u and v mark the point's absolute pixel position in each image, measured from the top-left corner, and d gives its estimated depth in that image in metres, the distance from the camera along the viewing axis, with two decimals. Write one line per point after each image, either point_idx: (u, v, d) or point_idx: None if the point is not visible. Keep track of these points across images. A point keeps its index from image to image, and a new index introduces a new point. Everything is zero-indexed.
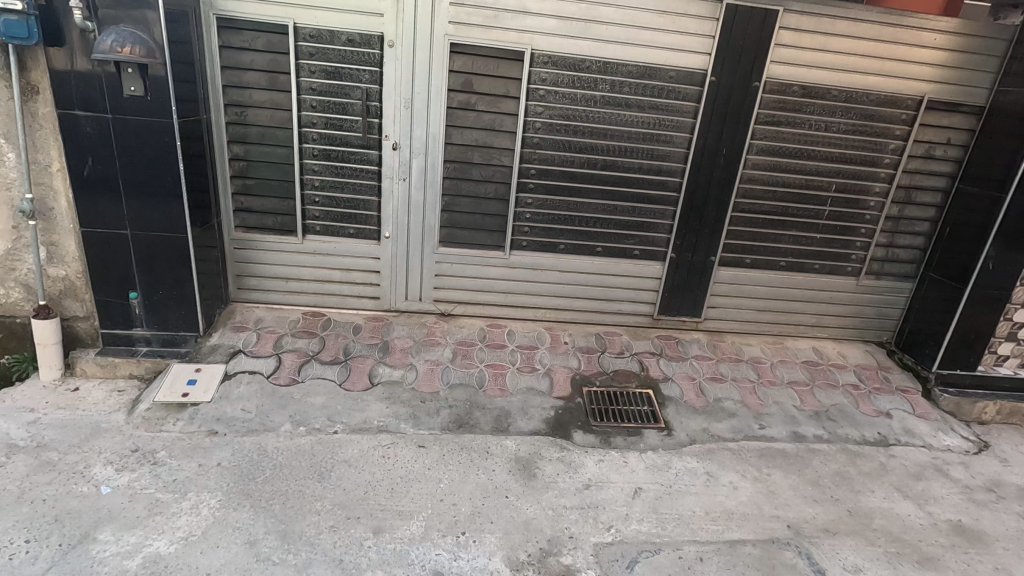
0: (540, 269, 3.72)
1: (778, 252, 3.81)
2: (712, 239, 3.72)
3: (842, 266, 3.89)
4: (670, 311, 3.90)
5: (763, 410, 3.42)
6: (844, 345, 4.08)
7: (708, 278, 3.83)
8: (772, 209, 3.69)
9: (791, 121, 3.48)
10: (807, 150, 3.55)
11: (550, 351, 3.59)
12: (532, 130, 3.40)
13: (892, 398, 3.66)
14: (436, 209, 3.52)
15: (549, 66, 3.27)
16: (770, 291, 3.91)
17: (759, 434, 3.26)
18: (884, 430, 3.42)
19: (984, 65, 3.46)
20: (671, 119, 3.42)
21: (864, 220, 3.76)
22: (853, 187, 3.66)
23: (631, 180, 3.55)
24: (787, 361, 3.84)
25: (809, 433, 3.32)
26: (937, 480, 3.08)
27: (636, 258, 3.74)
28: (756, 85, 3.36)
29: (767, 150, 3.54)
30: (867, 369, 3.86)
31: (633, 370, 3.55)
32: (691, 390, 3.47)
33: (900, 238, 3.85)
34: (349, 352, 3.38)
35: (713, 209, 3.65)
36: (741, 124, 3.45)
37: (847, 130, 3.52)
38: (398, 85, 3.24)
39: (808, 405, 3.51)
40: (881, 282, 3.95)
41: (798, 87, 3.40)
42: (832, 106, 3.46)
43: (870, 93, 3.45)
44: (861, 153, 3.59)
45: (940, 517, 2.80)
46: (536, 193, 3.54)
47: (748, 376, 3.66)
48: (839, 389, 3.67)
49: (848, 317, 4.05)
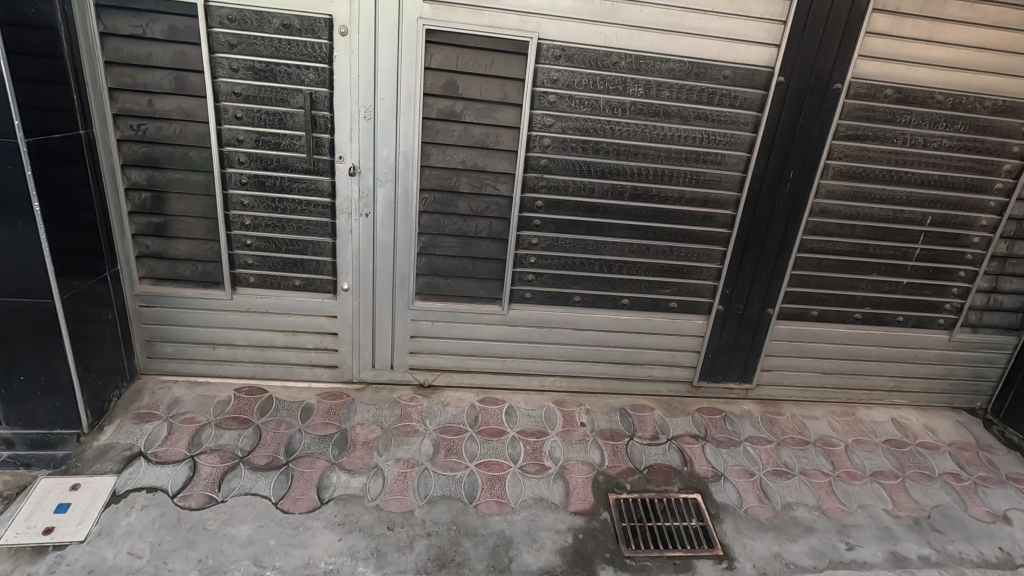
0: (548, 327, 2.88)
1: (855, 302, 2.96)
2: (770, 286, 2.87)
3: (933, 318, 3.05)
4: (713, 377, 3.07)
5: (848, 520, 2.55)
6: (928, 415, 3.25)
7: (762, 336, 2.99)
8: (850, 248, 2.83)
9: (881, 134, 2.63)
10: (898, 172, 2.70)
11: (563, 440, 2.74)
12: (538, 149, 2.53)
13: (1006, 492, 2.80)
14: (410, 253, 2.65)
15: (562, 61, 2.40)
16: (840, 350, 3.08)
17: (850, 559, 2.37)
18: (1007, 543, 2.54)
19: None
20: (724, 133, 2.56)
21: (963, 260, 2.92)
22: (953, 220, 2.82)
23: (668, 214, 2.69)
24: (865, 441, 3.00)
25: (912, 554, 2.44)
26: None
27: (672, 312, 2.90)
28: (837, 88, 2.51)
29: (846, 173, 2.69)
30: (964, 451, 3.02)
31: (673, 465, 2.70)
32: (751, 492, 2.61)
33: (1007, 282, 3.01)
34: (293, 449, 2.50)
35: (772, 250, 2.79)
36: (814, 140, 2.60)
37: (952, 147, 2.67)
38: (354, 87, 2.36)
39: (902, 508, 2.66)
40: (978, 336, 3.12)
41: (893, 89, 2.55)
42: (935, 116, 2.61)
43: (986, 97, 2.60)
44: (968, 176, 2.74)
45: None
46: (543, 231, 2.68)
47: (820, 467, 2.81)
48: (936, 482, 2.82)
49: (933, 379, 3.22)
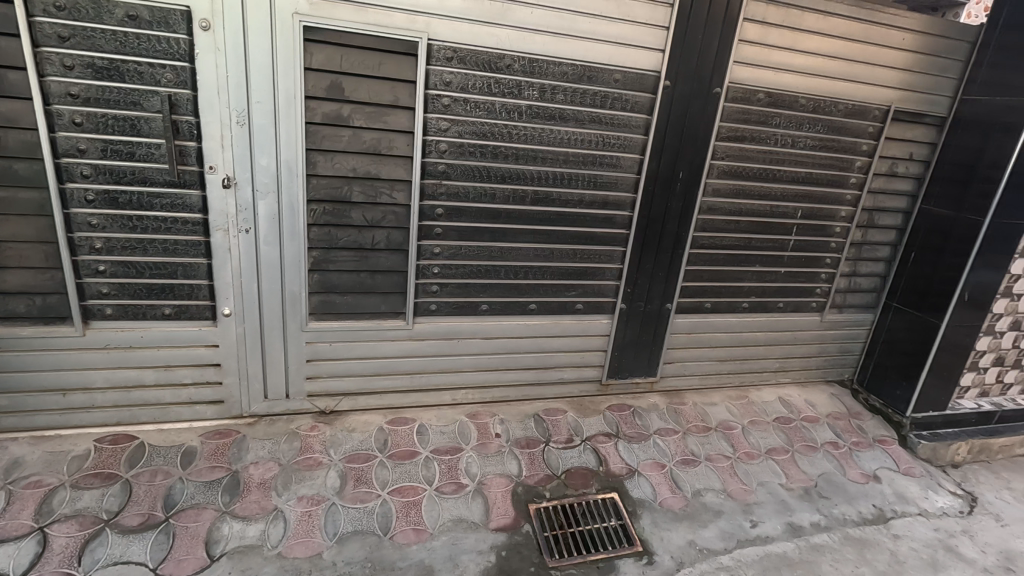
0: (457, 339, 2.77)
1: (742, 292, 3.17)
2: (668, 282, 2.98)
3: (807, 303, 3.34)
4: (621, 373, 3.14)
5: (750, 499, 2.71)
6: (808, 391, 3.56)
7: (663, 330, 3.10)
8: (735, 243, 3.02)
9: (756, 135, 2.82)
10: (772, 171, 2.92)
11: (479, 454, 2.65)
12: (435, 154, 2.43)
13: (874, 454, 3.14)
14: (301, 270, 2.43)
15: (454, 63, 2.31)
16: (732, 338, 3.28)
17: (754, 536, 2.52)
18: (879, 501, 2.85)
19: (947, 71, 3.02)
20: (618, 136, 2.61)
21: (828, 249, 3.23)
22: (819, 212, 3.10)
23: (570, 217, 2.70)
24: (758, 421, 3.21)
25: (806, 522, 2.65)
26: (956, 568, 2.51)
27: (579, 313, 2.92)
28: (717, 92, 2.65)
29: (729, 172, 2.86)
30: (839, 420, 3.34)
31: (589, 467, 2.72)
32: (663, 484, 2.69)
33: (863, 265, 3.37)
34: (173, 502, 2.18)
35: (668, 247, 2.90)
36: (700, 141, 2.73)
37: (815, 146, 2.93)
38: (223, 88, 2.10)
39: (794, 480, 2.88)
40: (843, 316, 3.46)
41: (764, 94, 2.75)
42: (800, 118, 2.85)
43: (840, 101, 2.88)
44: (829, 172, 3.02)
45: None
46: (446, 240, 2.58)
47: (722, 451, 2.96)
48: (819, 452, 3.09)
49: (809, 357, 3.53)
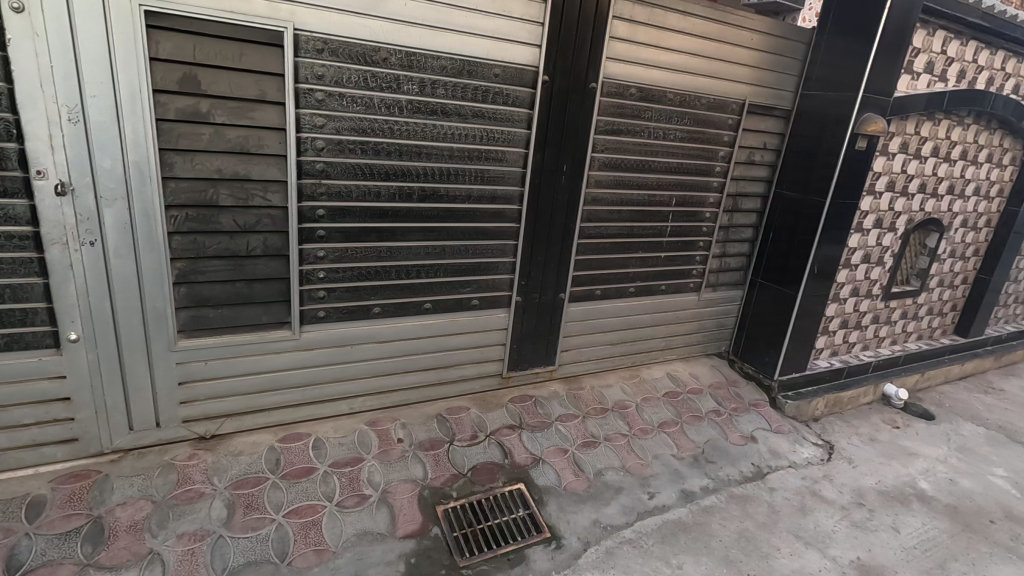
0: (351, 345, 2.65)
1: (628, 278, 3.34)
2: (559, 273, 3.06)
3: (686, 284, 3.60)
4: (521, 365, 3.18)
5: (646, 472, 2.88)
6: (692, 364, 3.83)
7: (558, 319, 3.18)
8: (619, 231, 3.17)
9: (631, 128, 2.97)
10: (647, 162, 3.09)
11: (381, 462, 2.55)
12: (311, 152, 2.28)
13: (750, 417, 3.47)
14: (164, 284, 2.18)
15: (325, 55, 2.19)
16: (622, 321, 3.44)
17: (652, 507, 2.68)
18: (756, 459, 3.16)
19: (789, 69, 3.37)
20: (502, 130, 2.62)
21: (701, 233, 3.49)
22: (691, 199, 3.34)
23: (459, 213, 2.67)
24: (650, 398, 3.41)
25: (696, 487, 2.86)
26: (820, 510, 2.84)
27: (476, 309, 2.91)
28: (593, 87, 2.75)
29: (608, 164, 2.99)
30: (720, 389, 3.65)
31: (494, 461, 2.73)
32: (567, 469, 2.78)
33: (732, 246, 3.68)
34: (18, 563, 1.87)
35: (557, 238, 2.97)
36: (580, 134, 2.82)
37: (684, 138, 3.15)
38: (47, 80, 1.81)
39: (684, 449, 3.10)
40: (718, 293, 3.77)
41: (636, 89, 2.90)
42: (669, 112, 3.04)
43: (702, 96, 3.11)
44: (697, 162, 3.26)
45: (844, 562, 2.50)
46: (330, 242, 2.44)
47: (619, 430, 3.11)
48: (704, 420, 3.35)
49: (691, 334, 3.81)
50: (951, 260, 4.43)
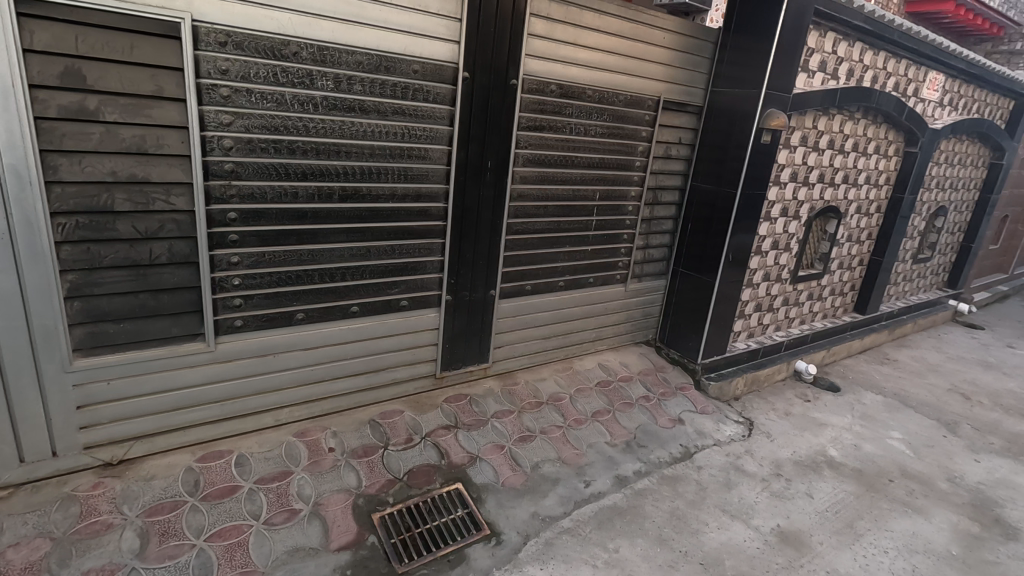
0: (273, 354, 2.52)
1: (557, 272, 3.39)
2: (489, 270, 3.06)
3: (612, 276, 3.70)
4: (454, 364, 3.15)
5: (582, 462, 2.94)
6: (622, 353, 3.95)
7: (490, 316, 3.18)
8: (546, 226, 3.21)
9: (553, 124, 3.01)
10: (570, 158, 3.15)
11: (311, 473, 2.45)
12: (218, 151, 2.15)
13: (677, 400, 3.63)
14: (53, 299, 1.98)
15: (229, 49, 2.06)
16: (553, 315, 3.50)
17: (588, 494, 2.74)
18: (684, 440, 3.31)
19: (699, 67, 3.54)
20: (424, 127, 2.58)
21: (625, 225, 3.60)
22: (614, 193, 3.44)
23: (383, 212, 2.61)
24: (583, 389, 3.48)
25: (630, 472, 2.96)
26: (744, 483, 3.01)
27: (405, 310, 2.85)
28: (514, 84, 2.77)
29: (533, 160, 3.01)
30: (648, 375, 3.78)
31: (431, 462, 2.69)
32: (504, 464, 2.79)
33: (654, 238, 3.83)
34: None
35: (486, 235, 2.97)
36: (504, 131, 2.82)
37: (603, 134, 3.23)
38: None
39: (617, 436, 3.19)
40: (643, 284, 3.91)
41: (556, 86, 2.94)
42: (589, 108, 3.11)
43: (620, 93, 3.21)
44: (618, 157, 3.36)
45: (766, 530, 2.66)
46: (244, 247, 2.31)
47: (554, 422, 3.16)
48: (635, 407, 3.47)
49: (620, 324, 3.92)
50: (849, 244, 4.83)
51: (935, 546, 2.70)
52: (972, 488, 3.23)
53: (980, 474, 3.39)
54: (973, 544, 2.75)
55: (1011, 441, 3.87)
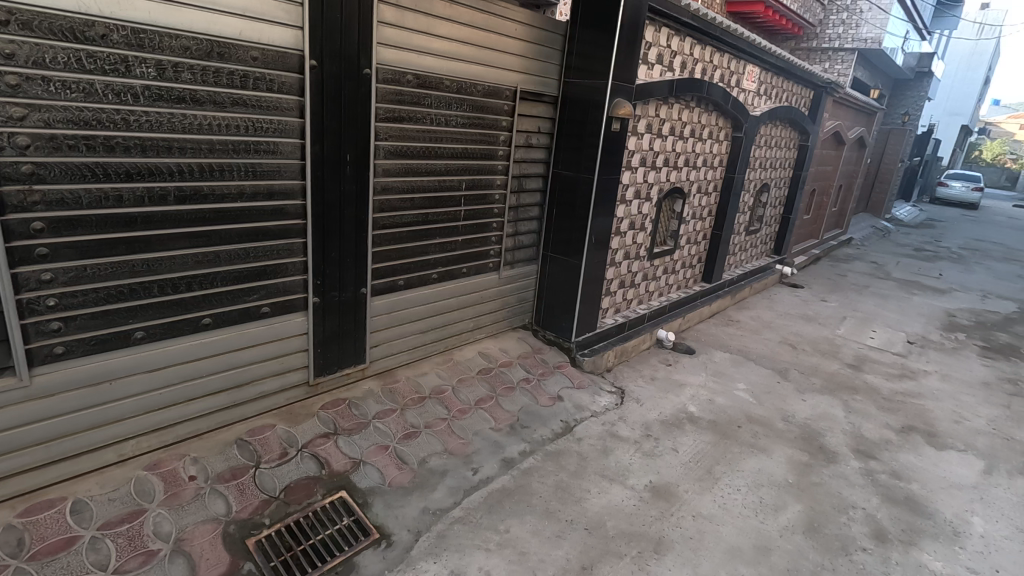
0: (109, 380, 2.21)
1: (429, 264, 3.36)
2: (358, 267, 2.94)
3: (485, 264, 3.75)
4: (328, 369, 2.99)
5: (468, 450, 2.97)
6: (501, 339, 4.03)
7: (363, 315, 3.06)
8: (414, 219, 3.16)
9: (412, 115, 2.96)
10: (433, 149, 3.13)
11: (170, 508, 2.20)
12: (11, 150, 1.82)
13: (555, 379, 3.80)
14: None
15: (13, 29, 1.75)
16: (429, 308, 3.47)
17: (477, 481, 2.78)
18: (563, 416, 3.48)
19: (551, 58, 3.68)
20: (270, 119, 2.41)
21: (493, 214, 3.66)
22: (479, 183, 3.48)
23: (231, 213, 2.39)
24: (465, 379, 3.50)
25: (515, 453, 3.05)
26: (619, 448, 3.24)
27: (267, 317, 2.65)
28: (367, 73, 2.66)
29: (394, 152, 2.94)
30: (527, 358, 3.91)
31: (310, 475, 2.55)
32: (390, 465, 2.73)
33: (522, 224, 3.94)
34: None
35: (351, 232, 2.84)
36: (361, 122, 2.71)
37: (464, 124, 3.25)
38: None
39: (501, 421, 3.27)
40: (515, 270, 4.01)
41: (412, 75, 2.89)
42: (447, 98, 3.11)
43: (477, 83, 3.24)
44: (480, 147, 3.40)
45: (641, 488, 2.90)
46: (59, 261, 1.99)
47: (438, 415, 3.15)
48: (516, 390, 3.57)
49: (497, 311, 4.00)
50: (694, 221, 5.36)
51: (776, 477, 3.13)
52: (802, 423, 3.78)
53: (807, 411, 3.98)
54: (804, 470, 3.23)
55: (828, 380, 4.58)
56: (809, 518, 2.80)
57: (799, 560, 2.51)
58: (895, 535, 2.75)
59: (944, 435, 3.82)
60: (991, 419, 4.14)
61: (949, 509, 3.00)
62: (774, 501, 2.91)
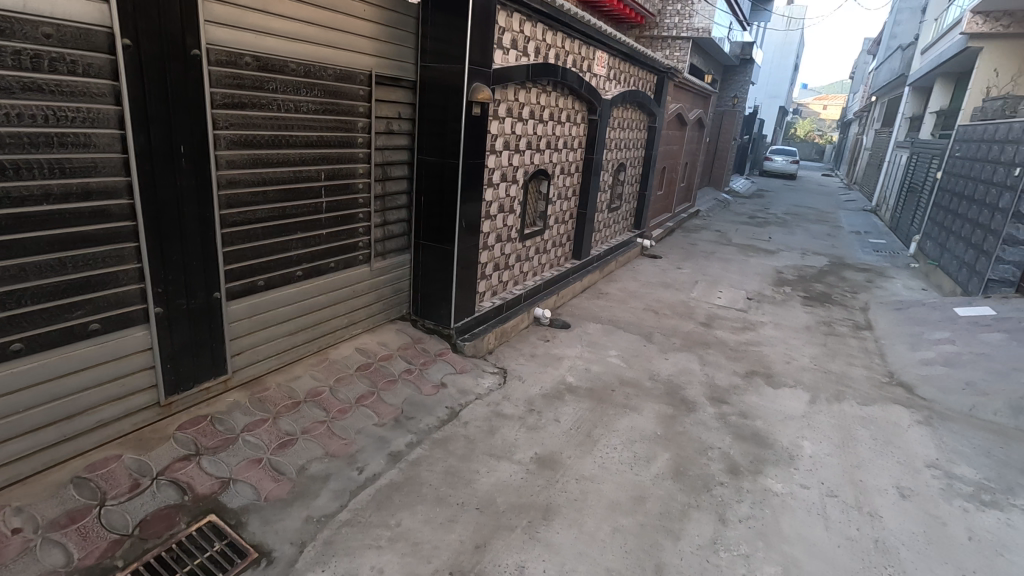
0: None
1: (292, 261, 3.15)
2: (208, 271, 2.66)
3: (355, 257, 3.61)
4: (183, 385, 2.70)
5: (351, 450, 2.87)
6: (379, 333, 3.92)
7: (220, 323, 2.79)
8: (269, 214, 2.94)
9: (256, 101, 2.74)
10: (284, 137, 2.92)
11: None
12: None
13: (438, 367, 3.79)
14: None
15: None
16: (296, 307, 3.26)
17: (363, 480, 2.70)
18: (448, 402, 3.49)
19: (406, 41, 3.60)
20: (75, 107, 2.09)
21: (358, 204, 3.52)
22: (340, 172, 3.32)
23: (35, 218, 2.05)
24: (342, 378, 3.36)
25: (402, 446, 3.00)
26: (505, 426, 3.32)
27: (99, 334, 2.32)
28: (196, 54, 2.40)
29: (238, 142, 2.70)
30: (407, 349, 3.85)
31: (169, 504, 2.30)
32: (264, 479, 2.55)
33: (390, 214, 3.83)
34: None
35: (195, 232, 2.56)
36: (194, 110, 2.44)
37: (317, 110, 3.07)
38: None
39: (384, 415, 3.19)
40: (388, 261, 3.91)
41: (251, 57, 2.67)
42: (294, 83, 2.91)
43: (327, 67, 3.08)
44: (337, 134, 3.24)
45: (527, 460, 3.01)
46: None
47: (316, 418, 2.99)
48: (398, 382, 3.50)
49: (372, 304, 3.87)
50: (560, 201, 5.59)
51: (647, 432, 3.41)
52: (666, 380, 4.16)
53: (670, 368, 4.38)
54: (670, 422, 3.56)
55: (686, 338, 5.07)
56: (676, 463, 3.11)
57: (670, 503, 2.77)
58: (744, 467, 3.14)
59: (779, 375, 4.43)
60: (813, 357, 4.87)
61: (785, 438, 3.49)
62: (646, 454, 3.18)
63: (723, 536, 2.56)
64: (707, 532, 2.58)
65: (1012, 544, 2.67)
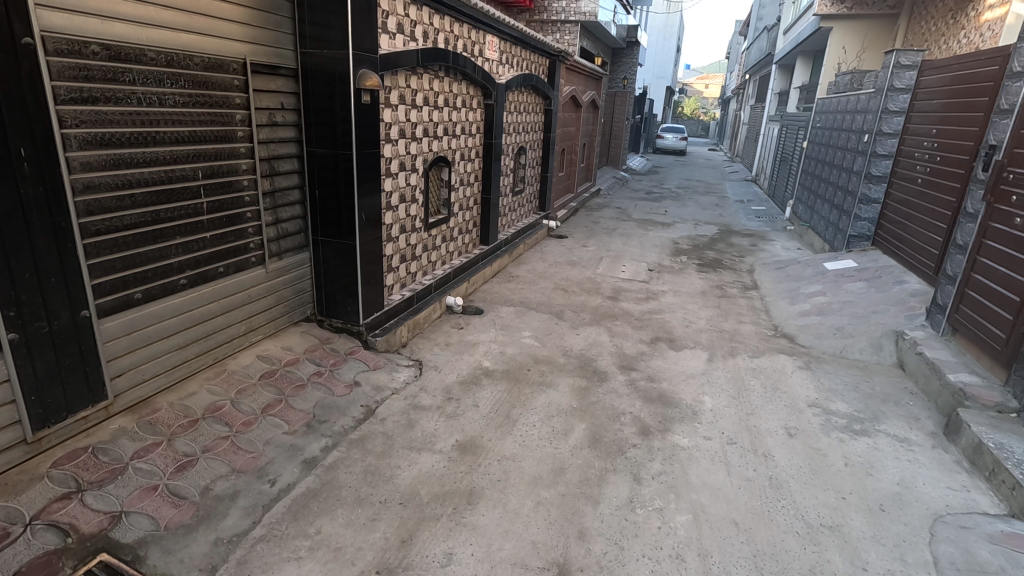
0: None
1: (173, 269, 2.90)
2: (69, 287, 2.39)
3: (247, 260, 3.38)
4: (55, 417, 2.42)
5: (261, 463, 2.72)
6: (283, 337, 3.72)
7: (92, 343, 2.52)
8: (140, 219, 2.68)
9: (111, 95, 2.47)
10: (149, 134, 2.66)
11: None
12: None
13: (349, 365, 3.67)
14: None
15: None
16: (183, 319, 3.00)
17: (276, 492, 2.57)
18: (364, 400, 3.39)
19: (281, 27, 3.39)
20: None
21: (244, 203, 3.30)
22: (220, 169, 3.08)
23: None
24: (245, 389, 3.16)
25: (316, 451, 2.89)
26: (425, 417, 3.29)
27: None
28: (27, 43, 2.12)
29: (93, 141, 2.42)
30: (315, 351, 3.69)
31: (50, 549, 2.06)
32: (163, 506, 2.35)
33: (282, 211, 3.63)
34: None
35: (48, 246, 2.28)
36: (33, 108, 2.16)
37: (186, 103, 2.83)
38: None
39: (295, 421, 3.05)
40: (285, 261, 3.70)
41: (99, 46, 2.40)
42: (156, 73, 2.66)
43: (192, 55, 2.83)
44: (213, 128, 3.00)
45: (448, 448, 3.01)
46: None
47: (218, 435, 2.80)
48: (307, 386, 3.36)
49: (271, 308, 3.65)
50: (463, 187, 5.56)
51: (563, 405, 3.53)
52: (578, 354, 4.31)
53: (581, 343, 4.54)
54: (585, 393, 3.71)
55: (595, 312, 5.27)
56: (592, 432, 3.24)
57: (588, 470, 2.88)
58: (655, 427, 3.33)
59: (681, 339, 4.73)
60: (709, 319, 5.25)
61: (688, 395, 3.75)
62: (564, 427, 3.28)
63: (639, 494, 2.72)
64: (624, 492, 2.72)
65: (878, 463, 3.06)
